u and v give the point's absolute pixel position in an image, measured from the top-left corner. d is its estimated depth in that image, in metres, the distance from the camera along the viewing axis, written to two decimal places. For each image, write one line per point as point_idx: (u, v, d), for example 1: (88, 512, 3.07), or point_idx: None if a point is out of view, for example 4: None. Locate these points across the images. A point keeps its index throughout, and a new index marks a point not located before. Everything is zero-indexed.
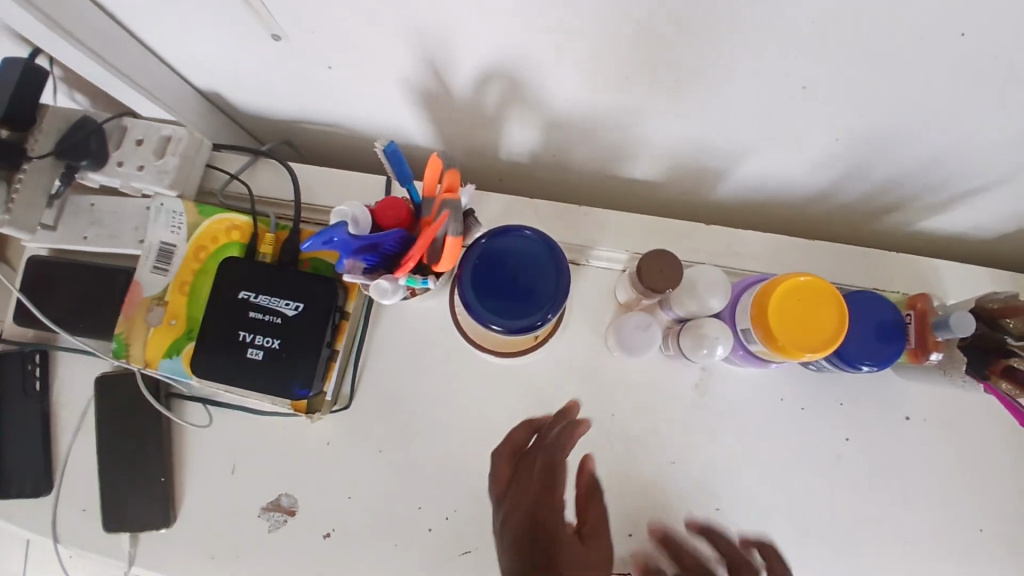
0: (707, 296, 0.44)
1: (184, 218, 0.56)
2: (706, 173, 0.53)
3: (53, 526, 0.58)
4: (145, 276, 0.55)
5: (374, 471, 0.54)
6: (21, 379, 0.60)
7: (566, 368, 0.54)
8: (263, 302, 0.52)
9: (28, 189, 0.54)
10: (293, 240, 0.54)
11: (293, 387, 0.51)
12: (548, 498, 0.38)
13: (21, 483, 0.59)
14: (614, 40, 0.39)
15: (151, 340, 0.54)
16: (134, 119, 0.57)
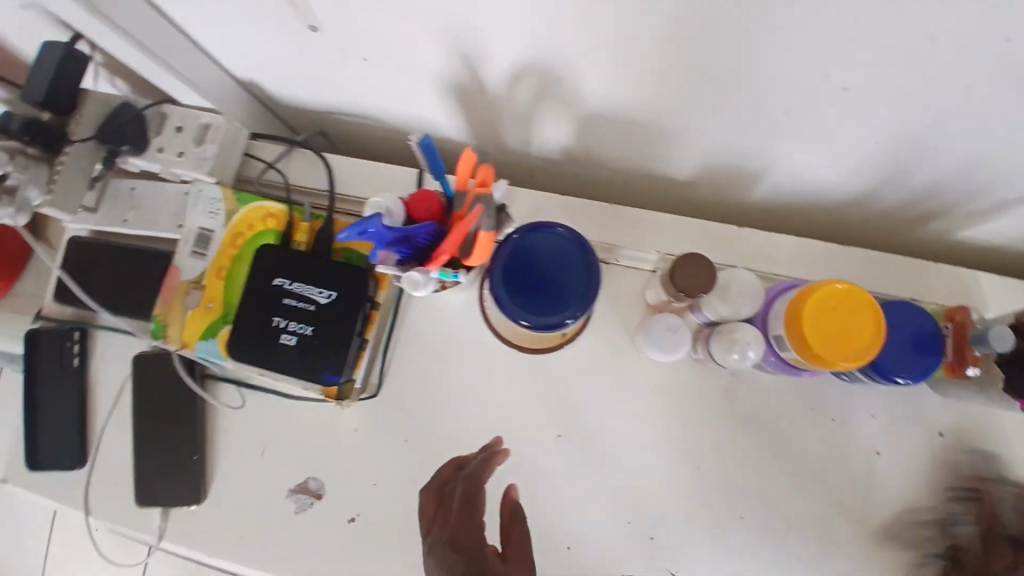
0: (739, 300, 0.44)
1: (221, 205, 0.57)
2: (739, 175, 0.53)
3: (88, 498, 0.60)
4: (184, 261, 0.56)
5: (399, 459, 0.55)
6: (60, 356, 0.63)
7: (592, 364, 0.54)
8: (296, 289, 0.53)
9: (67, 176, 0.56)
10: (327, 228, 0.55)
11: (326, 373, 0.52)
12: (468, 528, 0.42)
13: (58, 459, 0.62)
14: (651, 36, 0.39)
15: (188, 323, 0.55)
16: (173, 106, 0.59)
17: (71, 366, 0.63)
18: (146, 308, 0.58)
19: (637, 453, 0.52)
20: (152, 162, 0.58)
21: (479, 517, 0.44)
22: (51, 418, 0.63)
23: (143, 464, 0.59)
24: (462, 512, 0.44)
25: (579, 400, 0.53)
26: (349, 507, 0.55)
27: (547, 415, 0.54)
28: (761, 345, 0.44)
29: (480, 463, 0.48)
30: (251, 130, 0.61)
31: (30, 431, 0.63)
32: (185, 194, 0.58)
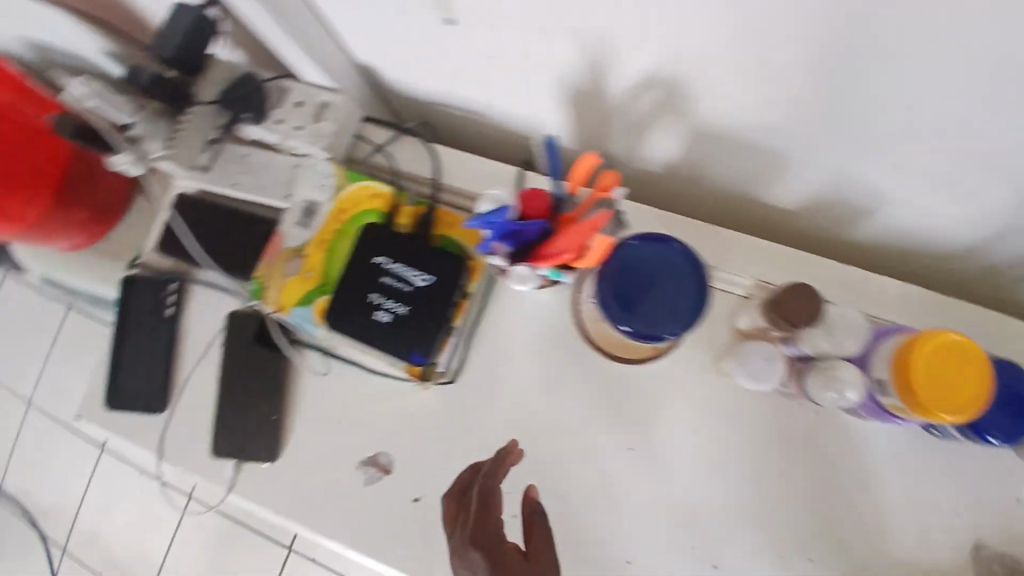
0: (843, 338, 0.47)
1: (331, 180, 0.59)
2: (846, 212, 0.53)
3: (167, 443, 0.63)
4: (290, 230, 0.59)
5: (470, 447, 0.56)
6: (156, 305, 0.66)
7: (673, 380, 0.55)
8: (395, 269, 0.54)
9: (186, 140, 0.60)
10: (430, 214, 0.57)
11: (414, 354, 0.54)
12: (486, 531, 0.46)
13: (138, 400, 0.65)
14: (794, 65, 0.40)
15: (286, 288, 0.58)
16: (294, 82, 0.60)
17: (164, 315, 0.66)
18: (245, 270, 0.60)
19: (704, 473, 0.53)
20: (269, 132, 0.60)
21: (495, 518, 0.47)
22: (139, 361, 0.66)
23: (223, 417, 0.61)
24: (479, 515, 0.47)
25: (654, 412, 0.55)
26: (415, 486, 0.56)
27: (620, 423, 0.55)
28: (861, 386, 0.46)
29: (495, 463, 0.51)
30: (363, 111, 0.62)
31: (117, 371, 0.66)
32: (296, 165, 0.61)
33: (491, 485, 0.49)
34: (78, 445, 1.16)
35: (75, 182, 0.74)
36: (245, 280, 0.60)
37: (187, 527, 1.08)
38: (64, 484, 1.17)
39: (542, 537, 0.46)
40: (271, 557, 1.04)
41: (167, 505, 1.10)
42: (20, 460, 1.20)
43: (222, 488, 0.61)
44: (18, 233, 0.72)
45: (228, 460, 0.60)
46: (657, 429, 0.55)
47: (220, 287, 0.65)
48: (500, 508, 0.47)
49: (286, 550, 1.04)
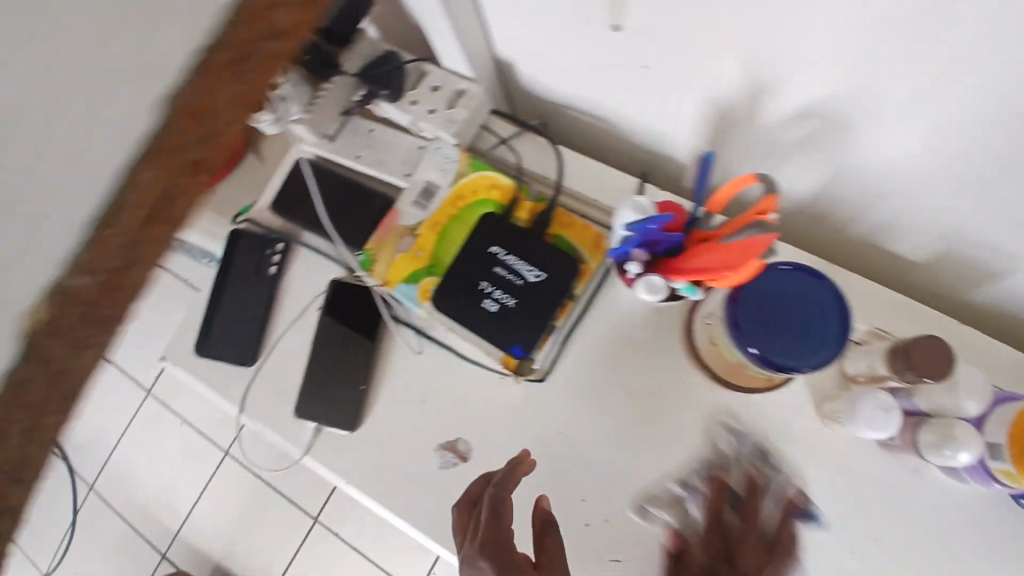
0: (965, 399, 0.48)
1: (454, 166, 0.60)
2: (975, 273, 0.52)
3: (250, 396, 0.64)
4: (406, 208, 0.60)
5: (552, 449, 0.56)
6: (260, 261, 0.67)
7: (765, 411, 0.55)
8: (509, 261, 0.55)
9: (322, 106, 0.63)
10: (549, 213, 0.57)
11: (515, 347, 0.54)
12: (499, 540, 0.45)
13: (227, 350, 0.66)
14: (972, 117, 0.39)
15: (395, 264, 0.59)
16: (433, 66, 0.62)
17: (266, 272, 0.67)
18: (357, 241, 0.62)
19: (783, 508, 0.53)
20: (402, 111, 0.61)
21: (507, 527, 0.47)
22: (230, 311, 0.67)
23: (310, 379, 0.63)
24: (491, 525, 0.46)
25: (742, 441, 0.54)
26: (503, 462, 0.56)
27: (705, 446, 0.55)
28: (977, 450, 0.47)
29: (505, 472, 0.50)
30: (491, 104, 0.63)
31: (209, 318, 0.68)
32: (420, 148, 0.62)
33: (502, 494, 0.48)
34: (121, 387, 1.19)
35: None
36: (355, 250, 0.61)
37: (217, 483, 1.10)
38: (109, 420, 1.19)
39: (557, 551, 0.46)
40: (296, 527, 1.05)
41: (202, 459, 1.12)
42: None
43: (298, 449, 0.62)
44: None
45: (308, 423, 0.61)
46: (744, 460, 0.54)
47: (326, 251, 0.66)
48: (510, 518, 0.47)
49: (312, 521, 1.05)
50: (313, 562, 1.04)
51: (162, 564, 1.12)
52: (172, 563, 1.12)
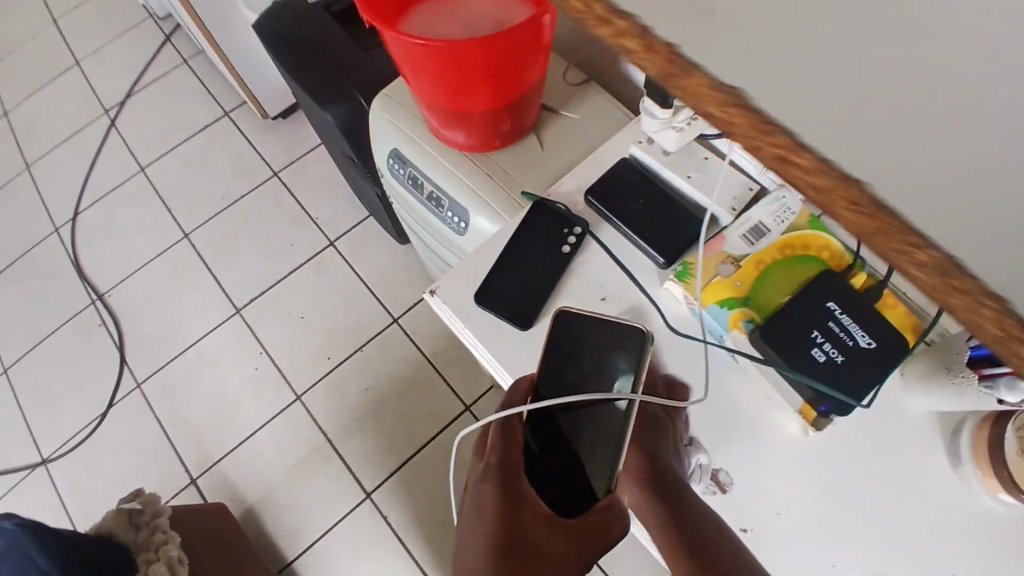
0: None
1: (792, 217, 0.58)
2: None
3: (511, 356, 0.60)
4: (733, 236, 0.58)
5: (808, 507, 0.56)
6: (551, 236, 0.63)
7: (1006, 530, 0.54)
8: (844, 321, 0.53)
9: (694, 127, 0.57)
10: (882, 292, 0.55)
11: (828, 403, 0.52)
12: (511, 474, 0.50)
13: (502, 307, 0.61)
14: None
15: (705, 286, 0.57)
16: (773, 199, 0.59)
17: (558, 250, 0.62)
18: (666, 251, 0.60)
19: None
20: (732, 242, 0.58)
21: (520, 488, 0.49)
22: (471, 276, 0.63)
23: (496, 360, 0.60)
24: (511, 491, 0.48)
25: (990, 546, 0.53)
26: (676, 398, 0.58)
27: (924, 546, 0.54)
28: None
29: (482, 482, 0.49)
30: None
31: (490, 271, 0.63)
32: (772, 197, 0.59)
33: (510, 516, 0.46)
34: (212, 298, 1.29)
35: (525, 95, 0.68)
36: (659, 260, 0.60)
37: (281, 422, 1.20)
38: (229, 355, 1.25)
39: (529, 503, 0.48)
40: (348, 497, 1.15)
41: (275, 396, 1.22)
42: (178, 282, 1.31)
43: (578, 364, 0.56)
44: (443, 117, 0.70)
45: (585, 333, 0.57)
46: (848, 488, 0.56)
47: (610, 272, 0.61)
48: (518, 484, 0.49)
49: (363, 497, 1.15)
50: (352, 537, 1.12)
51: (187, 490, 1.18)
52: (199, 490, 1.17)
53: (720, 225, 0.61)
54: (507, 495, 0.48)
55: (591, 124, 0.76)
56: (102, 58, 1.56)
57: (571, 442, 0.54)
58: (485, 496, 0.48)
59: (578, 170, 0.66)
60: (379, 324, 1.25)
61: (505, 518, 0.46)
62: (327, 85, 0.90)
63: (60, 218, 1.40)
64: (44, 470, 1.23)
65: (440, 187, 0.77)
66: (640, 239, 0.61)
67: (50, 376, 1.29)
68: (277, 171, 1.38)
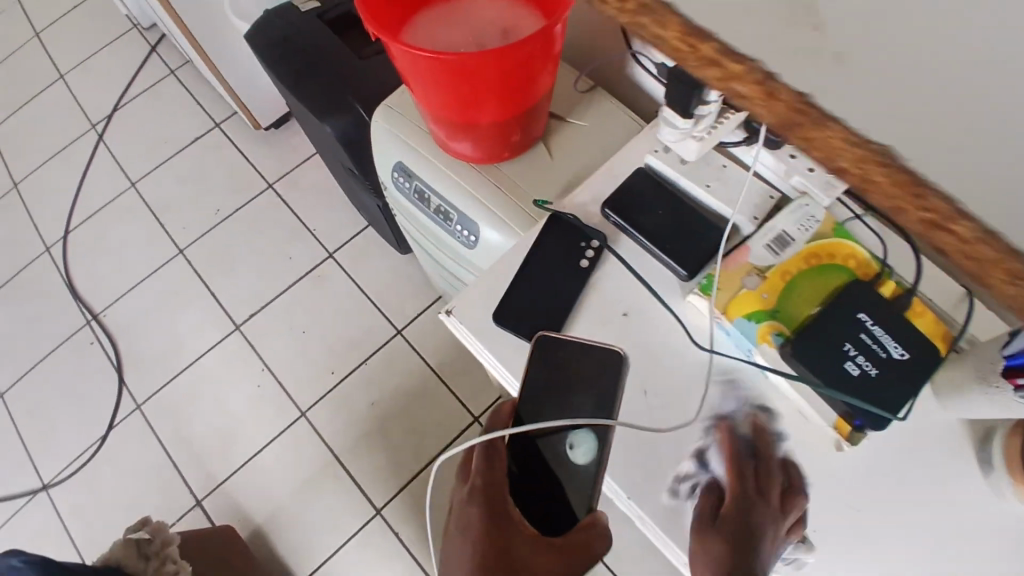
0: None
1: (817, 225, 0.57)
2: None
3: None
4: (757, 247, 0.56)
5: (842, 523, 0.54)
6: (568, 251, 0.61)
7: None
8: (876, 333, 0.52)
9: (715, 136, 0.55)
10: (912, 300, 0.54)
11: (862, 417, 0.51)
12: (498, 499, 0.49)
13: (520, 325, 0.59)
14: None
15: (731, 300, 0.55)
16: (796, 208, 0.57)
17: (576, 264, 0.61)
18: (687, 263, 0.58)
19: None
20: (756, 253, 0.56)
21: (507, 512, 0.49)
22: (488, 293, 0.61)
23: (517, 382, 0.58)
24: (500, 518, 0.48)
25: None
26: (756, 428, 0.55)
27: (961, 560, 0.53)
28: None
29: (469, 509, 0.49)
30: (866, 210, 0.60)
31: (506, 288, 0.61)
32: (794, 206, 0.57)
33: (505, 545, 0.47)
34: (210, 314, 1.27)
35: (536, 105, 0.67)
36: (680, 272, 0.59)
37: (286, 439, 1.18)
38: (230, 371, 1.23)
39: (520, 529, 0.48)
40: (358, 513, 1.13)
41: (279, 413, 1.19)
42: (174, 298, 1.29)
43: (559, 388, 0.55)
44: (448, 129, 0.68)
45: (564, 359, 0.56)
46: (895, 511, 0.54)
47: (630, 286, 0.60)
48: (505, 508, 0.49)
49: (373, 512, 1.13)
50: (364, 555, 1.10)
51: (193, 512, 1.15)
52: (205, 511, 1.15)
53: (742, 234, 0.60)
54: (498, 524, 0.48)
55: (601, 132, 0.75)
56: (87, 71, 1.53)
57: (550, 461, 0.54)
58: (474, 524, 0.48)
59: (592, 182, 0.64)
60: (383, 335, 1.23)
61: (498, 547, 0.47)
62: (326, 95, 0.87)
63: (51, 237, 1.38)
64: (44, 496, 1.20)
65: (448, 201, 0.75)
66: (660, 251, 0.59)
67: (46, 399, 1.26)
68: (272, 181, 1.35)
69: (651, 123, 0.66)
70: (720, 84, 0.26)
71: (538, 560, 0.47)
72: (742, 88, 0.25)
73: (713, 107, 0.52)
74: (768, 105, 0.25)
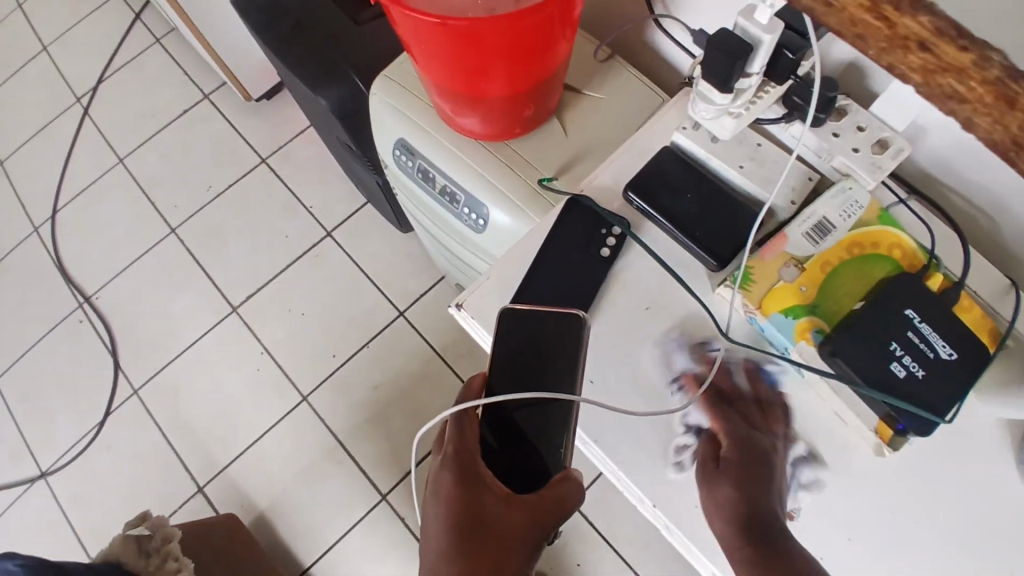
0: None
1: (861, 212, 0.52)
2: None
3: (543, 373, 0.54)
4: (795, 235, 0.52)
5: (885, 530, 0.49)
6: (587, 239, 0.57)
7: None
8: (924, 330, 0.47)
9: (751, 113, 0.51)
10: (961, 294, 0.50)
11: (907, 421, 0.47)
12: (469, 466, 0.51)
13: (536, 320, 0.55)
14: None
15: (767, 292, 0.51)
16: (838, 193, 0.53)
17: (597, 254, 0.56)
18: (717, 253, 0.54)
19: None
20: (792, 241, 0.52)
21: (479, 476, 0.50)
22: (501, 284, 0.57)
23: (520, 376, 0.53)
24: (467, 484, 0.50)
25: None
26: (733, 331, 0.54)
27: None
28: None
29: (441, 475, 0.51)
30: (913, 193, 0.55)
31: (521, 278, 0.56)
32: (836, 191, 0.53)
33: (473, 509, 0.49)
34: (205, 296, 1.22)
35: (550, 77, 0.61)
36: (710, 262, 0.54)
37: (288, 425, 1.15)
38: (228, 355, 1.19)
39: (492, 492, 0.50)
40: (362, 499, 1.10)
41: (279, 396, 1.16)
42: (168, 280, 1.24)
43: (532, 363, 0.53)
44: (458, 105, 0.63)
45: (530, 329, 0.54)
46: (946, 517, 0.49)
47: (657, 279, 0.55)
48: (476, 472, 0.50)
49: (378, 498, 1.10)
50: (369, 542, 1.08)
51: (195, 498, 1.13)
52: (208, 498, 1.12)
53: (777, 219, 0.55)
54: (466, 491, 0.49)
55: (620, 106, 0.69)
56: (68, 41, 1.46)
57: (527, 431, 0.53)
58: (442, 489, 0.50)
59: (613, 161, 0.59)
60: (384, 317, 1.19)
61: (470, 515, 0.48)
62: (322, 66, 0.81)
63: (38, 216, 1.32)
64: (43, 483, 1.17)
65: (454, 182, 0.70)
66: (687, 238, 0.55)
67: (41, 385, 1.23)
68: (265, 156, 1.29)
69: (677, 98, 0.61)
70: (927, 79, 0.29)
71: (513, 525, 0.48)
72: (961, 82, 0.28)
73: (756, 80, 0.48)
74: (989, 109, 0.29)
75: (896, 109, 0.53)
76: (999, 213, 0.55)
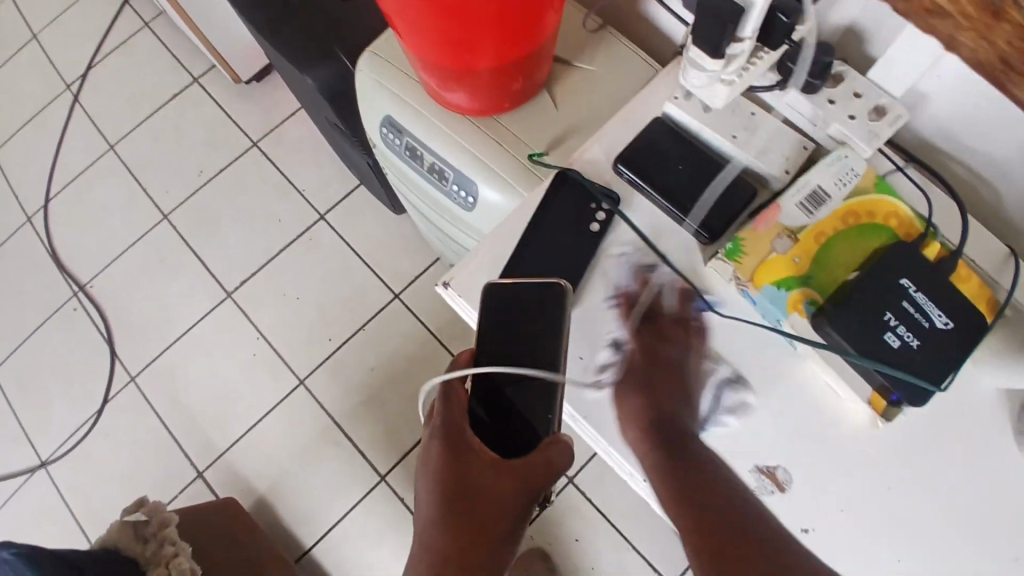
0: None
1: (856, 180, 0.51)
2: None
3: None
4: (789, 206, 0.50)
5: (879, 503, 0.48)
6: (576, 215, 0.56)
7: None
8: (919, 299, 0.46)
9: (745, 79, 0.50)
10: (958, 262, 0.49)
11: (902, 391, 0.47)
12: (458, 438, 0.51)
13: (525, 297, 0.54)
14: None
15: (760, 265, 0.50)
16: (833, 162, 0.51)
17: (586, 229, 0.55)
18: (710, 226, 0.53)
19: None
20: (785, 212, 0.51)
21: (468, 446, 0.50)
22: (489, 261, 0.56)
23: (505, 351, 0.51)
24: (456, 455, 0.51)
25: None
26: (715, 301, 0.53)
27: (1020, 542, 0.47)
28: None
29: (433, 446, 0.52)
30: (911, 161, 0.54)
31: (509, 256, 0.55)
32: (831, 159, 0.51)
33: (463, 479, 0.50)
34: (200, 282, 1.22)
35: (538, 48, 0.59)
36: (702, 235, 0.53)
37: (286, 409, 1.14)
38: (224, 340, 1.18)
39: (480, 461, 0.50)
40: (361, 482, 1.10)
41: (276, 381, 1.16)
42: (162, 266, 1.23)
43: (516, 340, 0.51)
44: (444, 79, 0.61)
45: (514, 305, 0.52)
46: (941, 489, 0.48)
47: (647, 253, 0.54)
48: (465, 442, 0.50)
49: (376, 480, 1.10)
50: (368, 523, 1.08)
51: (195, 483, 1.13)
52: (207, 482, 1.13)
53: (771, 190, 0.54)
54: (456, 461, 0.50)
55: (611, 78, 0.68)
56: (55, 26, 1.44)
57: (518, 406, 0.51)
58: (433, 458, 0.52)
59: (603, 133, 0.58)
60: (380, 300, 1.18)
61: (460, 484, 0.50)
62: (308, 44, 0.80)
63: (30, 204, 1.31)
64: (43, 470, 1.18)
65: (442, 159, 0.68)
66: (679, 213, 0.54)
67: (38, 373, 1.23)
68: (256, 140, 1.28)
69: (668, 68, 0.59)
70: None
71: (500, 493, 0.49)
72: None
73: (748, 46, 0.46)
74: None
75: (894, 73, 0.51)
76: (999, 180, 0.53)
